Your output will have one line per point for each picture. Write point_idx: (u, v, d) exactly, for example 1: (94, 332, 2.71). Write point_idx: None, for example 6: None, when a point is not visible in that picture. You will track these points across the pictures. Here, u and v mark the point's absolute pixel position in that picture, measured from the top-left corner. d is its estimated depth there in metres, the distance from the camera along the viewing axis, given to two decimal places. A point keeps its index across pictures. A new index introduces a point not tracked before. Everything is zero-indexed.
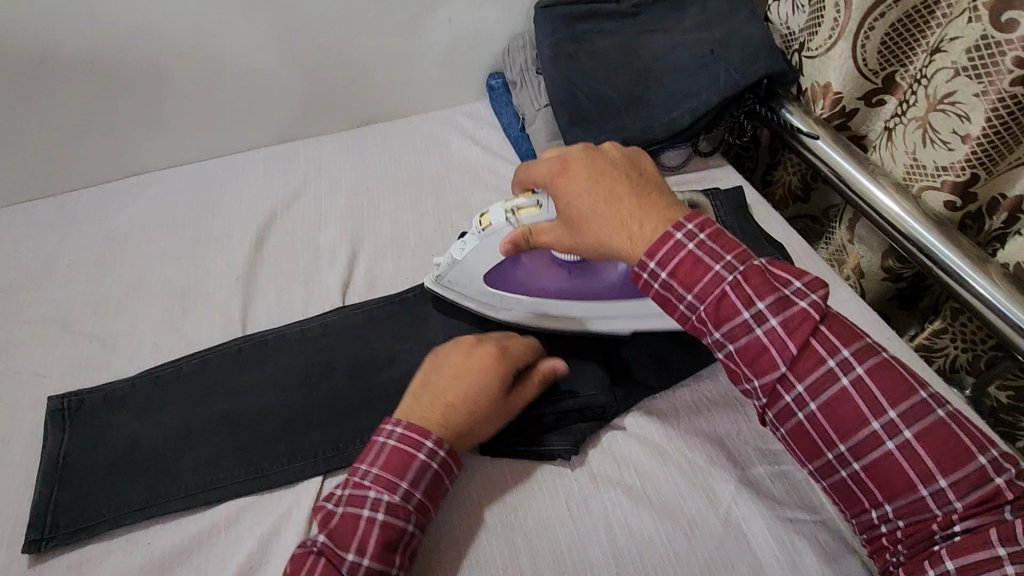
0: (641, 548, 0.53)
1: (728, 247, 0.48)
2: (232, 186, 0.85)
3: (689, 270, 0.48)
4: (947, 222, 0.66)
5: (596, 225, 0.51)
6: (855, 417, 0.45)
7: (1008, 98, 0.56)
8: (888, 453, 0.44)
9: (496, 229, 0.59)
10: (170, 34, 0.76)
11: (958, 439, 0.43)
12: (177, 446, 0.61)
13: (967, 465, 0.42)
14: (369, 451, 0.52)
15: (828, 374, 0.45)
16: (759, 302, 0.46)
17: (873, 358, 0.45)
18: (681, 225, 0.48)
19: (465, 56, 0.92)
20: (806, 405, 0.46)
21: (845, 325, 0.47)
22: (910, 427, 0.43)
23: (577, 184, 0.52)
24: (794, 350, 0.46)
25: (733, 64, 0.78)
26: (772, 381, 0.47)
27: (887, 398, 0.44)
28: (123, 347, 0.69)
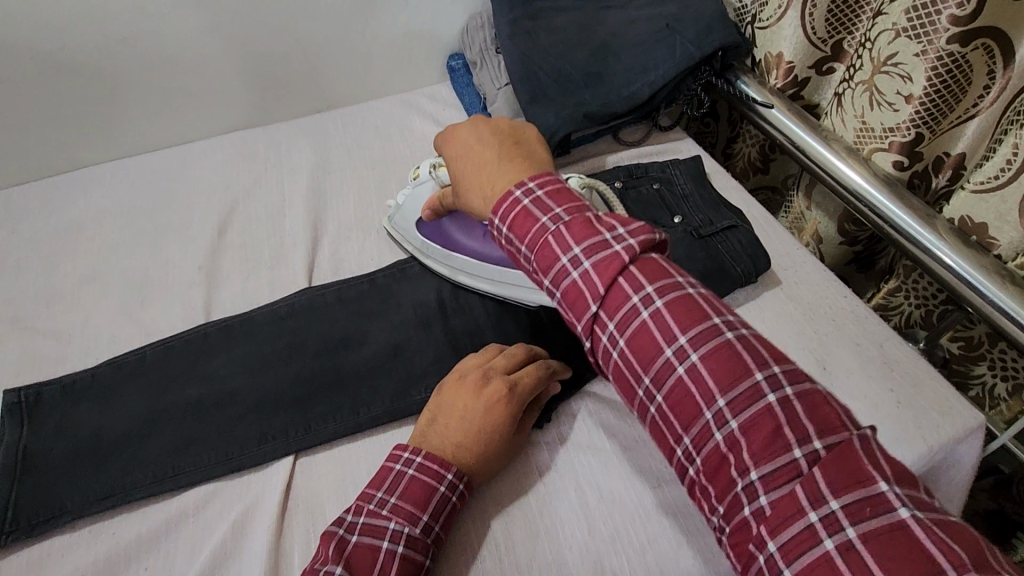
0: (613, 508, 0.54)
1: (562, 203, 0.52)
2: (190, 174, 0.84)
3: (522, 223, 0.52)
4: (895, 183, 0.68)
5: (466, 186, 0.59)
6: (653, 346, 0.46)
7: (945, 56, 0.58)
8: (679, 376, 0.44)
9: (423, 182, 0.71)
10: (116, 18, 0.74)
11: (743, 358, 0.43)
12: (142, 433, 0.60)
13: (743, 380, 0.42)
14: (386, 481, 0.51)
15: (630, 309, 0.47)
16: (576, 247, 0.49)
17: (672, 292, 0.46)
18: (521, 186, 0.53)
19: (424, 37, 0.92)
20: (617, 342, 0.47)
21: (656, 265, 0.49)
22: (698, 350, 0.44)
23: (458, 150, 0.60)
24: (601, 289, 0.48)
25: (688, 36, 0.79)
26: (589, 319, 0.49)
27: (682, 329, 0.45)
28: (81, 339, 0.68)
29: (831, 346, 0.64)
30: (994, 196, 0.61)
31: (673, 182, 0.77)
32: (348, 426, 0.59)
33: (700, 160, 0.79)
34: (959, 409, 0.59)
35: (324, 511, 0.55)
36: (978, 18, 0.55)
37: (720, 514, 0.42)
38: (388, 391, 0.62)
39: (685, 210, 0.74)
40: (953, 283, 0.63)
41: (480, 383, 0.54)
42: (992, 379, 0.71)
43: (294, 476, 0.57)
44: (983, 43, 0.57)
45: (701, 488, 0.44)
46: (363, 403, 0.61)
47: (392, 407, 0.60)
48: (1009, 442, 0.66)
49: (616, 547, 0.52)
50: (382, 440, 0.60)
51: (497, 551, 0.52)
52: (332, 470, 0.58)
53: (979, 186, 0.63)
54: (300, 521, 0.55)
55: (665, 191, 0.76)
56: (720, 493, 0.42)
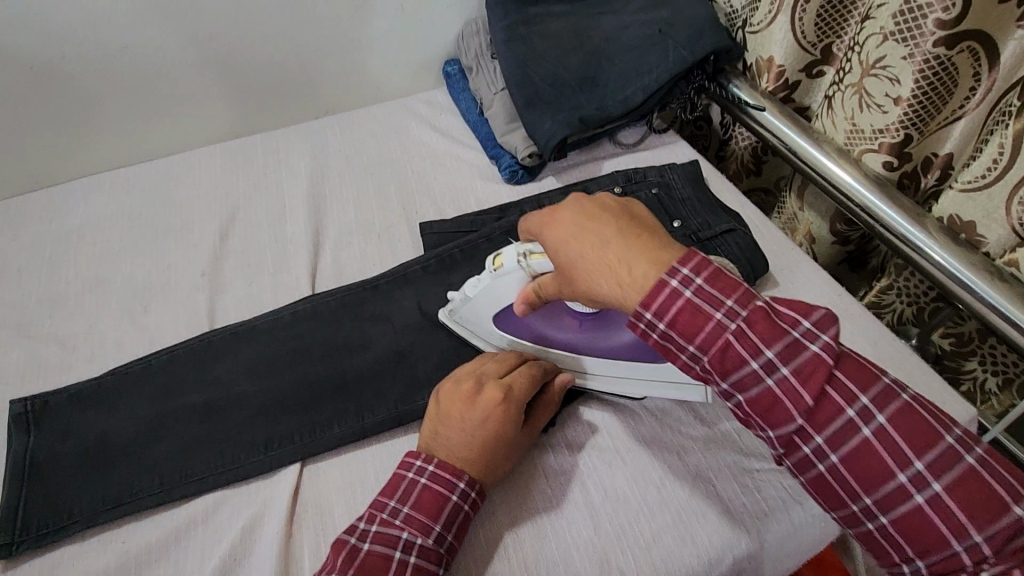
0: (616, 506, 0.55)
1: (729, 292, 0.43)
2: (190, 181, 0.84)
3: (689, 320, 0.44)
4: (885, 181, 0.69)
5: (586, 275, 0.46)
6: (878, 467, 0.40)
7: (932, 59, 0.60)
8: (916, 506, 0.39)
9: (507, 273, 0.57)
10: (113, 27, 0.75)
11: (993, 487, 0.38)
12: (148, 441, 0.60)
13: (1001, 515, 0.37)
14: (398, 490, 0.52)
15: (845, 424, 0.41)
16: (767, 351, 0.42)
17: (891, 403, 0.41)
18: (674, 271, 0.44)
19: (420, 42, 0.93)
20: (825, 456, 0.41)
21: (862, 365, 0.42)
22: (939, 479, 0.38)
23: (566, 233, 0.47)
24: (808, 401, 0.41)
25: (681, 41, 0.80)
26: (789, 432, 0.42)
27: (909, 444, 0.40)
28: (84, 346, 0.68)
29: None
30: (981, 194, 0.63)
31: (670, 185, 0.78)
32: (354, 430, 0.60)
33: (697, 163, 0.80)
34: (952, 404, 0.60)
35: (332, 516, 0.55)
36: (964, 21, 0.57)
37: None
38: (393, 394, 0.62)
39: (682, 213, 0.75)
40: (944, 280, 0.64)
41: (474, 391, 0.54)
42: (983, 373, 0.73)
43: (301, 482, 0.58)
44: (968, 46, 0.58)
45: None
46: (368, 407, 0.61)
47: (398, 410, 0.61)
48: (1000, 435, 0.68)
49: (622, 544, 0.53)
50: (388, 444, 0.60)
51: (502, 551, 0.53)
52: (339, 476, 0.58)
53: (966, 186, 0.64)
54: (308, 527, 0.55)
55: (663, 194, 0.77)
56: None
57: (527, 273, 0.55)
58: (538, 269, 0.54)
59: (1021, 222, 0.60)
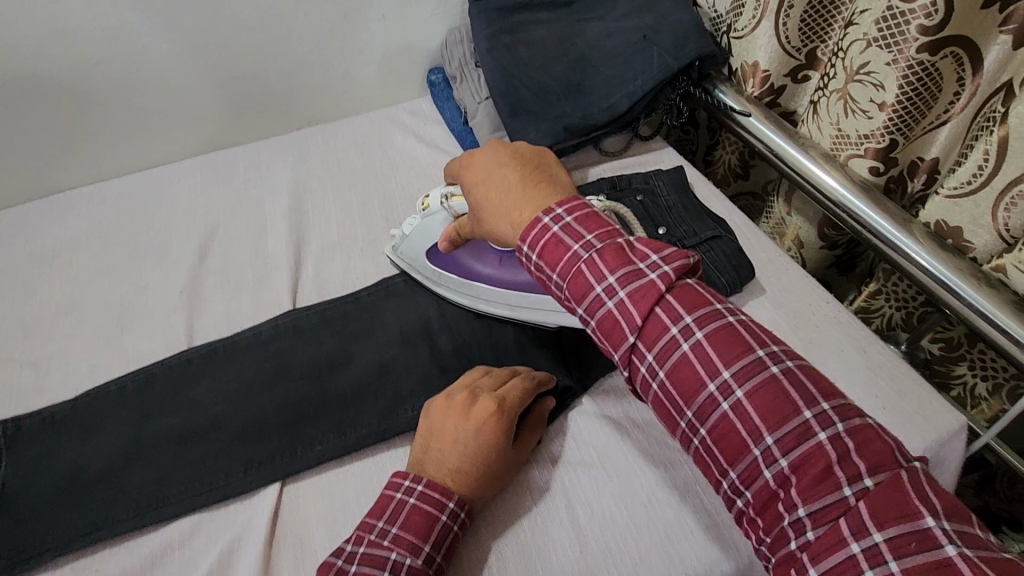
0: (604, 525, 0.54)
1: (593, 230, 0.48)
2: (168, 196, 0.83)
3: (553, 250, 0.48)
4: (871, 187, 0.69)
5: (489, 213, 0.53)
6: (693, 379, 0.43)
7: (915, 64, 0.59)
8: (723, 413, 0.42)
9: (434, 213, 0.66)
10: (85, 41, 0.73)
11: (789, 394, 0.41)
12: (124, 465, 0.59)
13: (791, 418, 0.41)
14: (387, 510, 0.50)
15: (669, 340, 0.44)
16: (611, 276, 0.46)
17: (712, 323, 0.44)
18: (549, 211, 0.48)
19: (403, 52, 0.92)
20: (655, 373, 0.45)
21: (692, 292, 0.46)
22: (742, 386, 0.42)
23: (478, 175, 0.54)
24: (639, 321, 0.45)
25: (665, 48, 0.80)
26: (627, 351, 0.46)
27: (721, 357, 0.43)
28: (59, 369, 0.66)
29: (815, 351, 0.65)
30: (967, 200, 0.62)
31: (656, 193, 0.78)
32: (335, 449, 0.59)
33: (683, 170, 0.80)
34: (941, 412, 0.60)
35: (312, 539, 0.54)
36: (946, 27, 0.56)
37: (767, 546, 0.41)
38: (376, 412, 0.61)
39: (669, 221, 0.75)
40: (930, 286, 0.63)
41: (468, 403, 0.54)
42: (973, 378, 0.72)
43: (281, 505, 0.57)
44: (951, 51, 0.58)
45: (749, 519, 0.42)
46: (350, 425, 0.60)
47: (380, 428, 0.60)
48: (991, 441, 0.67)
49: (611, 563, 0.52)
50: (371, 462, 0.59)
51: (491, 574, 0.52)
52: (320, 497, 0.57)
53: (951, 192, 0.63)
54: (288, 550, 0.54)
55: (649, 203, 0.76)
56: (765, 521, 0.41)
57: (450, 213, 0.65)
58: (457, 210, 0.64)
59: (1007, 228, 0.60)
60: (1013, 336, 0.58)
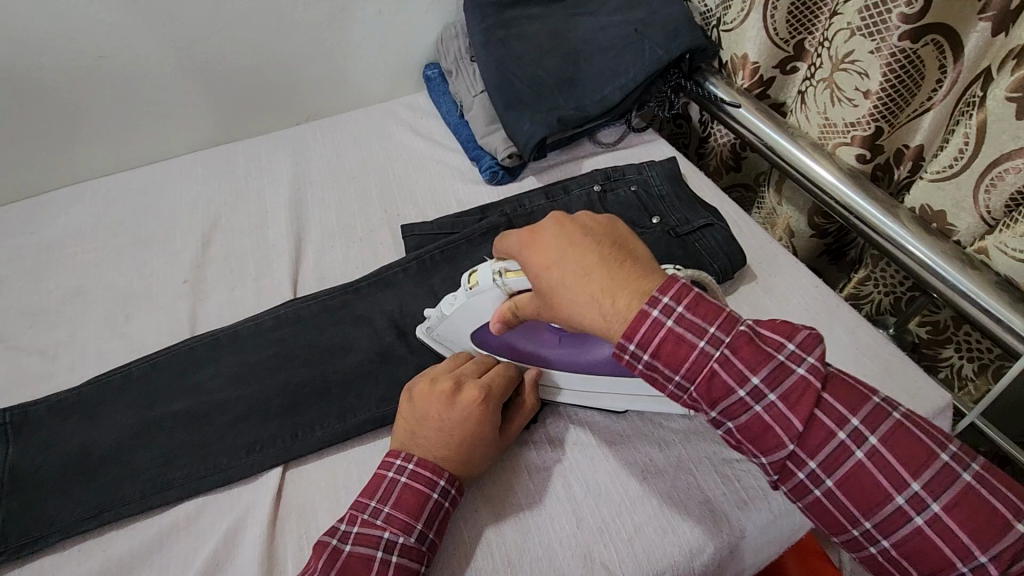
0: (599, 500, 0.55)
1: (711, 318, 0.42)
2: (170, 189, 0.84)
3: (674, 350, 0.42)
4: (858, 174, 0.70)
5: (569, 303, 0.45)
6: (874, 491, 0.40)
7: (898, 52, 0.61)
8: (917, 529, 0.39)
9: (483, 291, 0.55)
10: (88, 37, 0.75)
11: (990, 502, 0.38)
12: (129, 448, 0.60)
13: (1001, 532, 0.37)
14: (379, 489, 0.52)
15: (839, 448, 0.40)
16: (755, 378, 0.41)
17: (882, 423, 0.40)
18: (654, 300, 0.42)
19: (400, 48, 0.94)
20: (821, 481, 0.41)
21: (845, 384, 0.42)
22: (938, 501, 0.38)
23: (548, 258, 0.46)
24: (797, 426, 0.41)
25: (657, 41, 0.81)
26: (781, 458, 0.42)
27: (905, 466, 0.39)
28: (65, 357, 0.67)
29: None
30: (949, 183, 0.63)
31: (649, 183, 0.79)
32: (336, 433, 0.60)
33: (675, 162, 0.81)
34: (928, 391, 0.61)
35: (314, 519, 0.56)
36: (926, 15, 0.58)
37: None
38: (376, 397, 0.62)
39: (662, 210, 0.76)
40: (916, 268, 0.65)
41: (451, 391, 0.54)
42: (959, 360, 0.74)
43: (284, 486, 0.58)
44: (932, 39, 0.60)
45: None
46: (350, 409, 0.62)
47: (380, 412, 0.61)
48: (977, 420, 0.69)
49: (605, 537, 0.53)
50: (372, 445, 0.61)
51: (487, 545, 0.53)
52: (322, 478, 0.58)
53: (935, 175, 0.65)
54: (291, 529, 0.55)
55: (643, 192, 0.78)
56: None
57: (504, 291, 0.54)
58: (514, 287, 0.53)
59: (988, 211, 0.61)
60: (995, 316, 0.60)
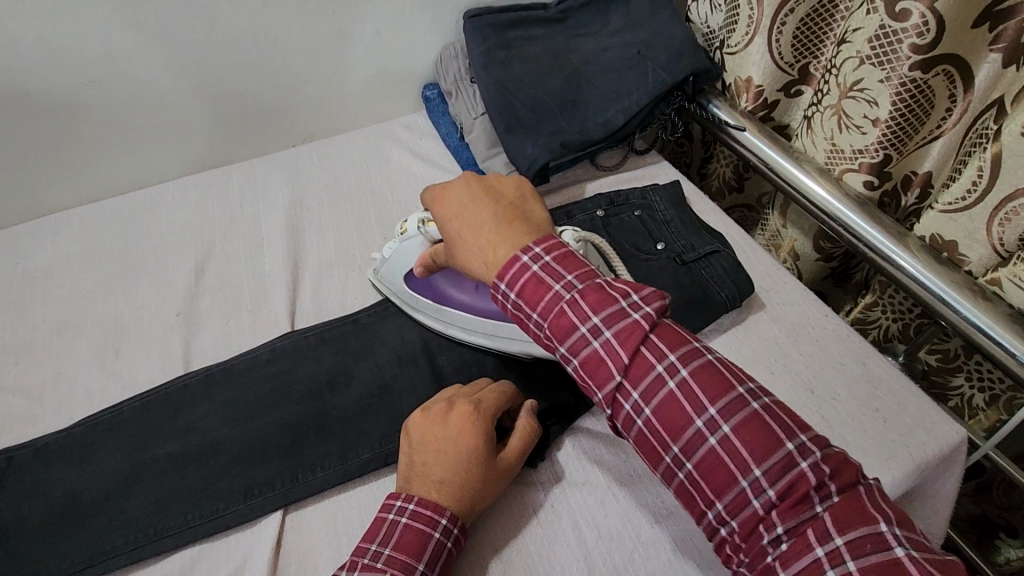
0: (612, 547, 0.54)
1: (572, 270, 0.49)
2: (162, 215, 0.82)
3: (533, 290, 0.49)
4: (866, 201, 0.69)
5: (464, 252, 0.54)
6: (680, 416, 0.44)
7: (909, 82, 0.60)
8: (710, 449, 0.43)
9: (411, 236, 0.65)
10: (75, 62, 0.72)
11: (772, 428, 0.42)
12: (121, 494, 0.58)
13: (776, 452, 0.42)
14: (380, 533, 0.50)
15: (655, 378, 0.45)
16: (594, 316, 0.47)
17: (695, 360, 0.45)
18: (528, 250, 0.50)
19: (398, 68, 0.92)
20: (641, 410, 0.46)
21: (673, 330, 0.47)
22: (729, 422, 0.43)
23: (453, 212, 0.55)
24: (625, 359, 0.46)
25: (660, 64, 0.80)
26: (611, 389, 0.46)
27: (707, 394, 0.44)
28: (53, 396, 0.65)
29: (816, 366, 0.65)
30: (961, 215, 0.63)
31: (653, 208, 0.78)
32: (337, 474, 0.58)
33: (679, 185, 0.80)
34: (942, 425, 0.60)
35: (317, 567, 0.54)
36: (937, 46, 0.57)
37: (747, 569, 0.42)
38: (378, 435, 0.61)
39: (667, 236, 0.75)
40: (926, 300, 0.64)
41: (444, 411, 0.54)
42: (969, 390, 0.73)
43: (284, 532, 0.56)
44: (943, 69, 0.59)
45: (732, 545, 0.43)
46: (352, 448, 0.60)
47: (383, 451, 0.59)
48: (990, 452, 0.68)
49: None
50: (375, 486, 0.59)
51: None
52: (323, 523, 0.56)
53: (946, 207, 0.64)
54: None
55: (647, 218, 0.77)
56: (748, 547, 0.42)
57: (426, 238, 0.64)
58: (433, 235, 0.63)
59: (1001, 243, 0.60)
60: (1010, 350, 0.58)
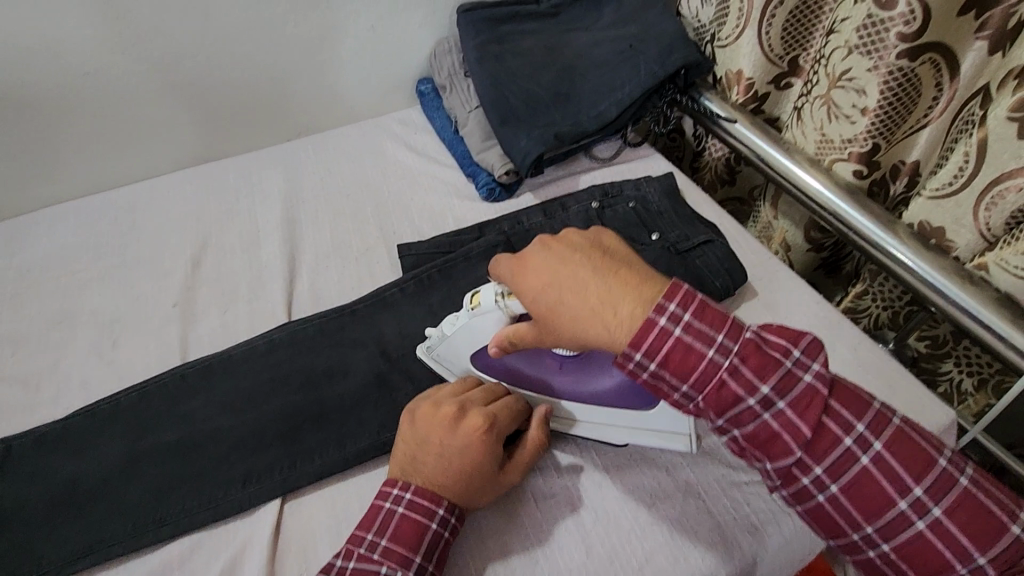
0: (609, 528, 0.54)
1: (718, 326, 0.44)
2: (157, 209, 0.82)
3: (683, 360, 0.44)
4: (856, 189, 0.70)
5: (572, 319, 0.47)
6: (880, 497, 0.42)
7: (896, 70, 0.61)
8: (917, 531, 0.42)
9: (486, 311, 0.55)
10: (70, 55, 0.72)
11: (986, 506, 0.41)
12: (119, 483, 0.58)
13: (991, 531, 0.41)
14: (376, 522, 0.50)
15: (845, 454, 0.43)
16: (765, 387, 0.44)
17: (886, 430, 0.43)
18: (661, 309, 0.45)
19: (393, 62, 0.93)
20: (826, 487, 0.44)
21: (852, 393, 0.45)
22: (937, 502, 0.42)
23: (541, 277, 0.49)
24: (807, 434, 0.43)
25: (652, 57, 0.81)
26: (789, 465, 0.44)
27: (908, 471, 0.42)
28: (48, 387, 0.65)
29: None
30: (949, 201, 0.64)
31: (647, 199, 0.79)
32: (335, 462, 0.58)
33: (672, 176, 0.81)
34: (932, 409, 0.61)
35: (315, 553, 0.54)
36: (923, 34, 0.58)
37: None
38: (375, 424, 0.61)
39: (661, 226, 0.76)
40: (914, 283, 0.65)
41: (455, 415, 0.53)
42: (959, 375, 0.74)
43: (283, 519, 0.56)
44: (930, 58, 0.60)
45: None
46: (350, 436, 0.60)
47: (381, 439, 0.60)
48: (978, 435, 0.69)
49: (617, 567, 0.52)
50: (373, 473, 0.59)
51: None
52: (322, 511, 0.57)
53: (934, 193, 0.65)
54: (291, 566, 0.53)
55: (641, 209, 0.77)
56: None
57: (507, 313, 0.54)
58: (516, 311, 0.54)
59: (988, 228, 0.61)
60: (999, 331, 0.59)
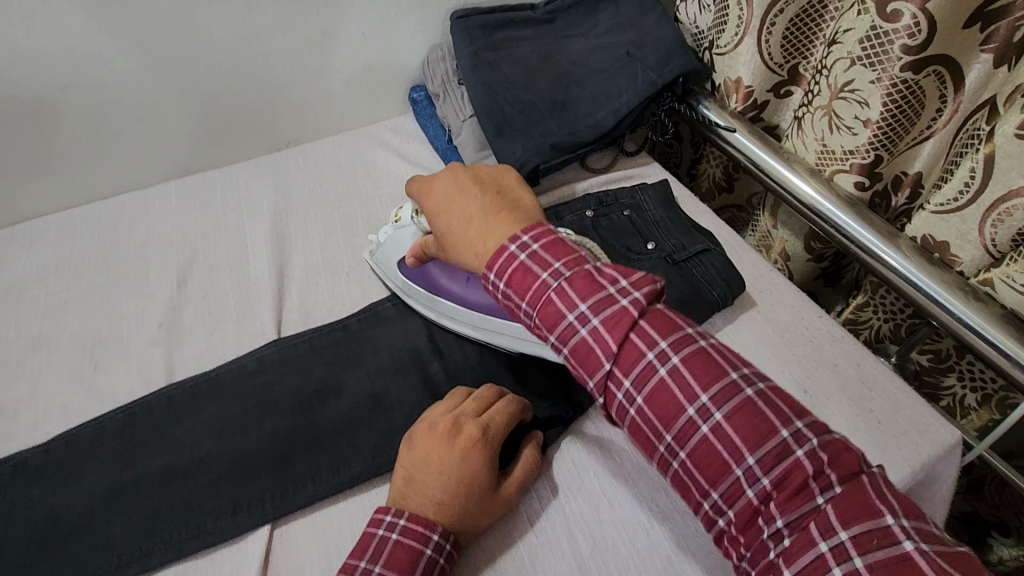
0: (608, 556, 0.53)
1: (560, 257, 0.49)
2: (142, 222, 0.80)
3: (521, 280, 0.49)
4: (857, 201, 0.69)
5: (456, 243, 0.55)
6: (672, 404, 0.44)
7: (900, 82, 0.60)
8: (703, 436, 0.43)
9: (405, 225, 0.68)
10: (51, 68, 0.70)
11: (764, 414, 0.42)
12: (104, 511, 0.56)
13: (770, 439, 0.41)
14: (369, 548, 0.48)
15: (647, 365, 0.45)
16: (581, 305, 0.47)
17: (686, 346, 0.45)
18: (515, 238, 0.50)
19: (385, 69, 0.91)
20: (633, 399, 0.46)
21: (664, 317, 0.47)
22: (720, 408, 0.43)
23: (441, 205, 0.56)
24: (615, 346, 0.46)
25: (649, 65, 0.80)
26: (603, 377, 0.47)
27: (698, 380, 0.44)
28: (29, 412, 0.63)
29: (809, 368, 0.65)
30: (954, 216, 0.63)
31: (643, 208, 0.77)
32: (328, 488, 0.57)
33: (666, 183, 0.79)
34: (937, 427, 0.60)
35: None
36: (928, 46, 0.57)
37: (748, 563, 0.42)
38: (369, 447, 0.59)
39: (657, 236, 0.74)
40: (917, 298, 0.64)
41: (451, 431, 0.52)
42: (961, 389, 0.74)
43: (272, 548, 0.54)
44: (934, 70, 0.59)
45: (731, 537, 0.43)
46: (344, 460, 0.58)
47: (375, 463, 0.58)
48: (983, 452, 0.68)
49: None
50: (368, 499, 0.57)
51: None
52: (314, 539, 0.55)
53: (938, 208, 0.64)
54: None
55: (637, 218, 0.76)
56: (747, 540, 0.42)
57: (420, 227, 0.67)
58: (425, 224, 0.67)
59: (993, 243, 0.60)
60: (1003, 350, 0.58)
